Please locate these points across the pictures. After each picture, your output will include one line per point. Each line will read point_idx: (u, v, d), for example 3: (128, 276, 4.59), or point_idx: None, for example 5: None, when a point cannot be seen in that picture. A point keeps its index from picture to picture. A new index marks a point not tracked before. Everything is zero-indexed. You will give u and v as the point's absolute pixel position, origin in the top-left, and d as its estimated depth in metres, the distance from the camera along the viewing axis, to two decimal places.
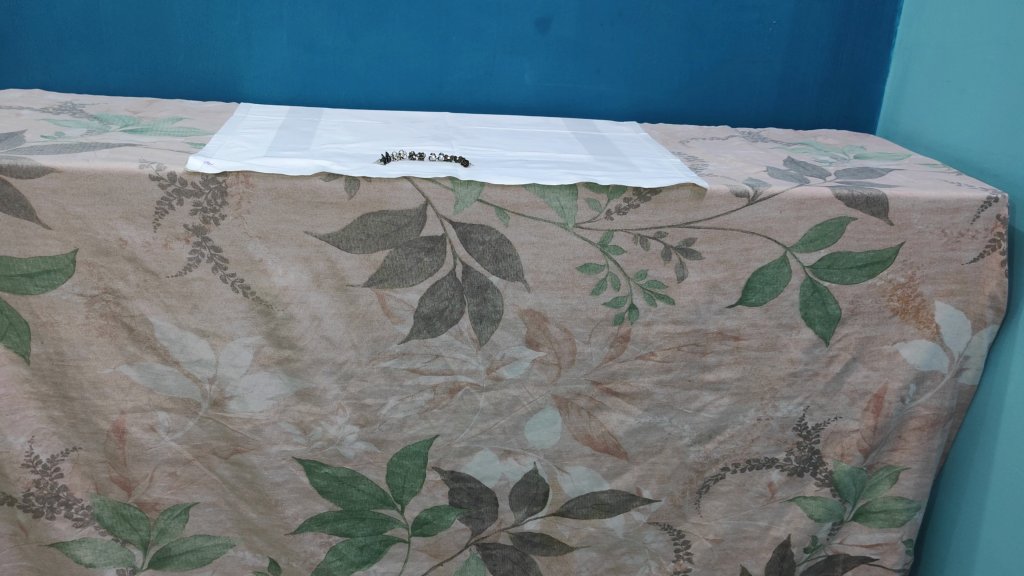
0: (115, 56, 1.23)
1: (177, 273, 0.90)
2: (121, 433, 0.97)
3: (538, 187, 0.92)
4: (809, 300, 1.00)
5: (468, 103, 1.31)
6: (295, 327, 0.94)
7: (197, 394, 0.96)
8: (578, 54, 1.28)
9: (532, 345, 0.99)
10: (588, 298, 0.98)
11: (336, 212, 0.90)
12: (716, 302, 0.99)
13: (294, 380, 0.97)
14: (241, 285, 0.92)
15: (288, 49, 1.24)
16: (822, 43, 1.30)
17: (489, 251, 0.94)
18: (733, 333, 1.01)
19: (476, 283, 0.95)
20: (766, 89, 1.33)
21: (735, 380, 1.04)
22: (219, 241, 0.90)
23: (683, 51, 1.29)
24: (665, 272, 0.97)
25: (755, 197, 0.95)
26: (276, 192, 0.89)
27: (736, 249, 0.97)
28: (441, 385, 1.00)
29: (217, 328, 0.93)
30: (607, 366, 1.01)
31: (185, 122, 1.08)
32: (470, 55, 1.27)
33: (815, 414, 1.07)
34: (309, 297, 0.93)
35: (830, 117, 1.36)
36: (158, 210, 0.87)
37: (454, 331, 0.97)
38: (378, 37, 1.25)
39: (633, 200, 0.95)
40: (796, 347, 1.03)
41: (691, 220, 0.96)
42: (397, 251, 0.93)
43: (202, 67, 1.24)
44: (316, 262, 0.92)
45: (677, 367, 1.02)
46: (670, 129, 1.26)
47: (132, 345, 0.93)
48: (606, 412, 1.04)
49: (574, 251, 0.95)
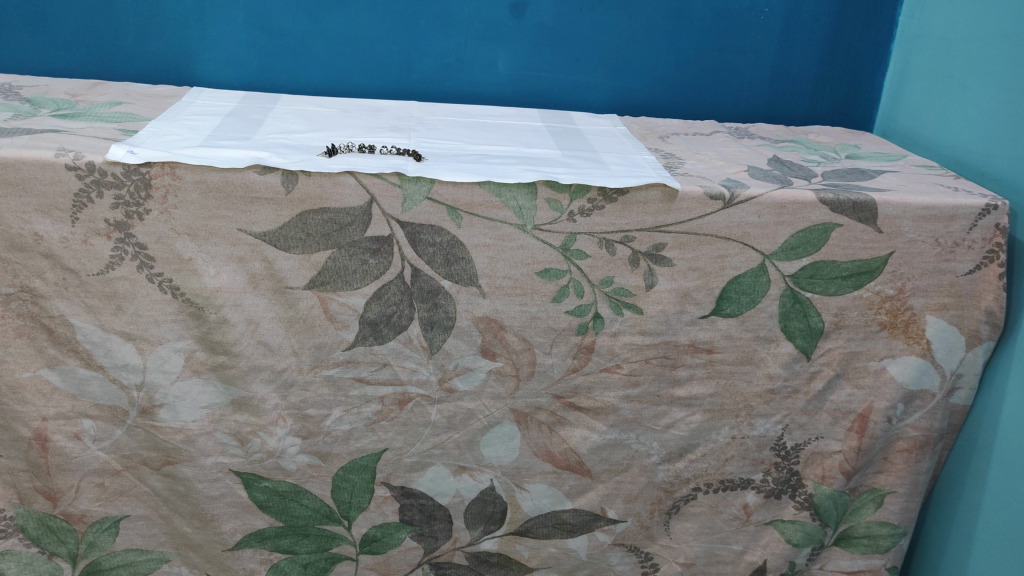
0: (59, 35, 1.15)
1: (99, 272, 0.83)
2: (43, 441, 0.90)
3: (494, 185, 0.85)
4: (789, 312, 0.93)
5: (438, 91, 1.23)
6: (229, 332, 0.87)
7: (124, 402, 0.89)
8: (555, 41, 1.20)
9: (488, 355, 0.92)
10: (549, 306, 0.90)
11: (273, 209, 0.83)
12: (687, 313, 0.92)
13: (230, 388, 0.90)
14: (170, 285, 0.84)
15: (244, 30, 1.17)
16: (817, 33, 1.21)
17: (441, 253, 0.87)
18: (706, 345, 0.94)
19: (426, 288, 0.88)
20: (757, 82, 1.25)
21: (708, 396, 0.96)
22: (144, 237, 0.83)
23: (668, 40, 1.21)
24: (632, 279, 0.90)
25: (731, 200, 0.88)
26: (206, 185, 0.82)
27: (710, 255, 0.90)
28: (390, 396, 0.93)
29: (145, 331, 0.86)
30: (570, 379, 0.94)
31: (124, 106, 1.00)
32: (439, 39, 1.19)
33: (794, 433, 0.99)
34: (244, 300, 0.86)
35: (824, 113, 1.27)
36: (76, 203, 0.80)
37: (403, 339, 0.90)
38: (341, 18, 1.17)
39: (597, 201, 0.87)
40: (775, 362, 0.95)
41: (661, 223, 0.88)
42: (340, 252, 0.86)
43: (153, 48, 1.17)
44: (251, 262, 0.85)
45: (646, 381, 0.95)
46: (652, 123, 1.18)
47: (53, 347, 0.86)
48: (569, 427, 0.97)
49: (533, 255, 0.88)
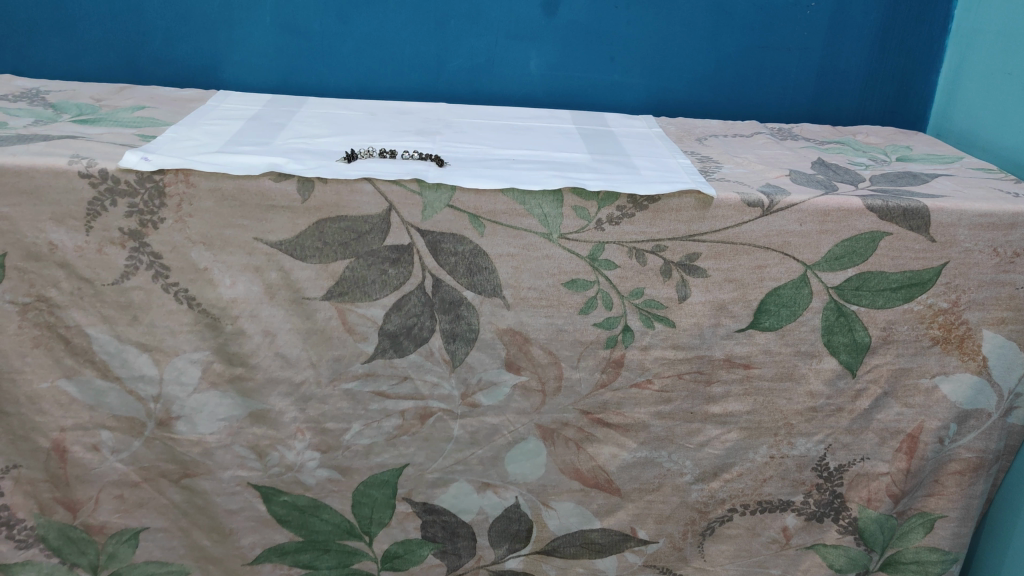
0: (87, 39, 1.14)
1: (114, 282, 0.81)
2: (62, 451, 0.89)
3: (518, 192, 0.81)
4: (833, 326, 0.87)
5: (468, 92, 1.19)
6: (245, 343, 0.85)
7: (142, 413, 0.87)
8: (589, 40, 1.15)
9: (512, 368, 0.88)
10: (576, 318, 0.86)
11: (289, 217, 0.81)
12: (723, 326, 0.87)
13: (247, 401, 0.87)
14: (186, 295, 0.82)
15: (271, 32, 1.13)
16: (868, 28, 1.15)
17: (463, 263, 0.83)
18: (742, 360, 0.89)
19: (448, 299, 0.84)
20: (802, 80, 1.19)
21: (745, 413, 0.91)
22: (158, 246, 0.81)
23: (708, 37, 1.16)
24: (664, 291, 0.85)
25: (770, 207, 0.82)
26: (221, 193, 0.79)
27: (747, 266, 0.85)
28: (411, 410, 0.89)
29: (161, 342, 0.84)
30: (599, 395, 0.90)
31: (147, 111, 0.98)
32: (470, 39, 1.15)
33: (838, 453, 0.94)
34: (260, 310, 0.83)
35: (874, 112, 1.21)
36: (89, 211, 0.79)
37: (424, 351, 0.86)
38: (369, 19, 1.13)
39: (627, 209, 0.82)
40: (818, 378, 0.90)
41: (695, 232, 0.83)
42: (358, 261, 0.83)
43: (180, 51, 1.14)
44: (268, 272, 0.82)
45: (678, 397, 0.90)
46: (689, 124, 1.12)
47: (70, 357, 0.84)
48: (597, 444, 0.92)
49: (559, 265, 0.84)
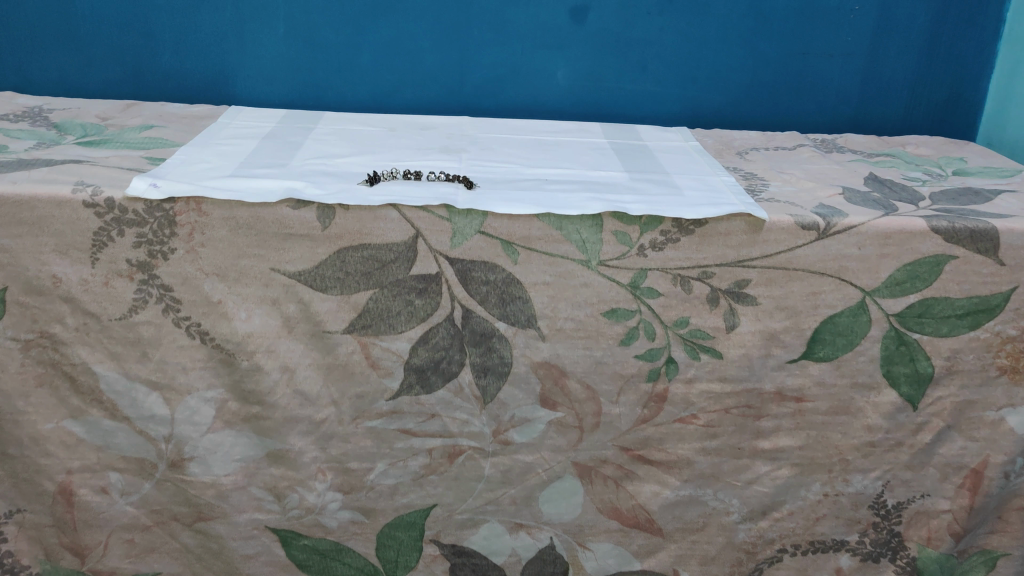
0: (92, 54, 1.08)
1: (121, 316, 0.76)
2: (68, 495, 0.83)
3: (554, 217, 0.75)
4: (893, 355, 0.81)
5: (492, 105, 1.13)
6: (262, 380, 0.79)
7: (152, 454, 0.82)
8: (620, 48, 1.10)
9: (547, 404, 0.82)
10: (616, 349, 0.80)
11: (308, 246, 0.75)
12: (774, 357, 0.81)
13: (265, 441, 0.82)
14: (199, 330, 0.77)
15: (285, 44, 1.08)
16: (915, 32, 1.09)
17: (495, 293, 0.77)
18: (795, 393, 0.82)
19: (478, 331, 0.79)
20: (845, 88, 1.13)
21: (796, 449, 0.85)
22: (169, 278, 0.75)
23: (746, 43, 1.10)
24: (710, 320, 0.79)
25: (827, 230, 0.76)
26: (235, 221, 0.74)
27: (801, 293, 0.78)
28: (438, 449, 0.84)
29: (172, 380, 0.79)
30: (639, 431, 0.84)
31: (155, 130, 0.92)
32: (494, 49, 1.09)
33: (896, 490, 0.87)
34: (278, 345, 0.78)
35: (921, 120, 1.15)
36: (95, 242, 0.73)
37: (453, 387, 0.81)
38: (388, 29, 1.07)
39: (672, 233, 0.76)
40: (875, 412, 0.84)
41: (745, 257, 0.77)
42: (382, 292, 0.77)
43: (189, 66, 1.09)
44: (286, 304, 0.77)
45: (725, 433, 0.84)
46: (727, 136, 1.06)
47: (76, 397, 0.79)
48: (638, 482, 0.86)
49: (598, 294, 0.78)
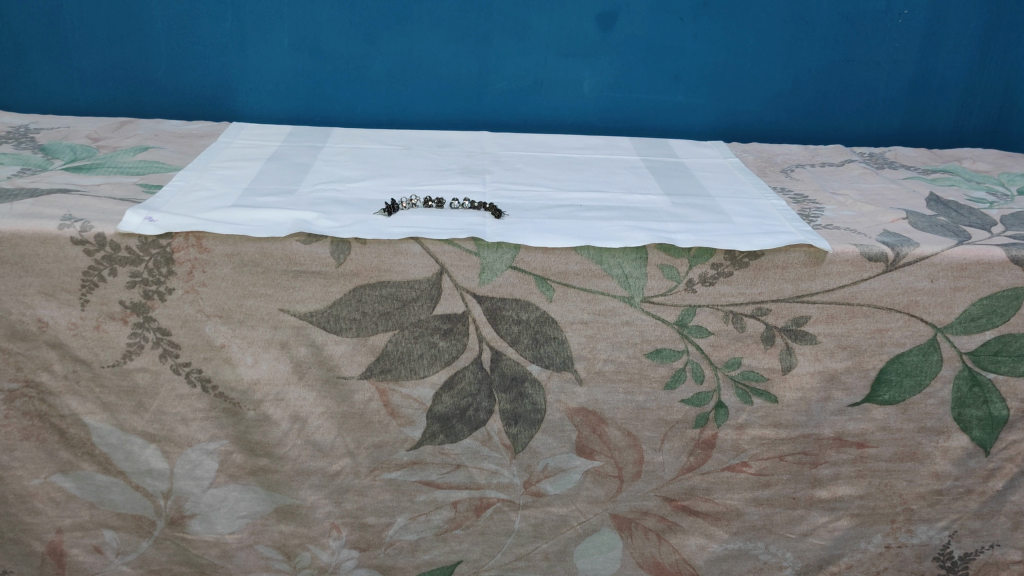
0: (83, 68, 1.00)
1: (115, 363, 0.69)
2: (58, 556, 0.76)
3: (594, 250, 0.67)
4: (965, 397, 0.74)
5: (513, 119, 1.06)
6: (271, 431, 0.72)
7: (150, 511, 0.74)
8: (651, 56, 1.02)
9: (584, 453, 0.75)
10: (660, 394, 0.73)
11: (321, 284, 0.67)
12: (834, 400, 0.73)
13: (273, 495, 0.74)
14: (200, 377, 0.70)
15: (290, 56, 1.00)
16: (966, 38, 1.02)
17: (527, 333, 0.70)
18: (856, 439, 0.75)
19: (509, 374, 0.71)
20: (891, 97, 1.06)
21: (857, 498, 0.78)
22: (166, 321, 0.68)
23: (786, 50, 1.03)
24: (765, 361, 0.71)
25: (895, 261, 0.68)
26: (240, 258, 0.66)
27: (866, 330, 0.70)
28: (464, 502, 0.76)
29: (172, 432, 0.72)
30: (685, 480, 0.76)
31: (151, 152, 0.85)
32: (515, 59, 1.02)
33: (964, 540, 0.80)
34: (287, 393, 0.71)
35: (972, 131, 1.09)
36: (84, 283, 0.66)
37: (480, 435, 0.73)
38: (401, 40, 1.00)
39: (724, 266, 0.68)
40: (944, 458, 0.76)
41: (804, 292, 0.69)
42: (403, 334, 0.69)
43: (187, 80, 1.01)
44: (296, 347, 0.69)
45: (779, 482, 0.76)
46: (767, 152, 0.99)
47: (65, 450, 0.72)
48: (682, 535, 0.79)
49: (642, 334, 0.70)
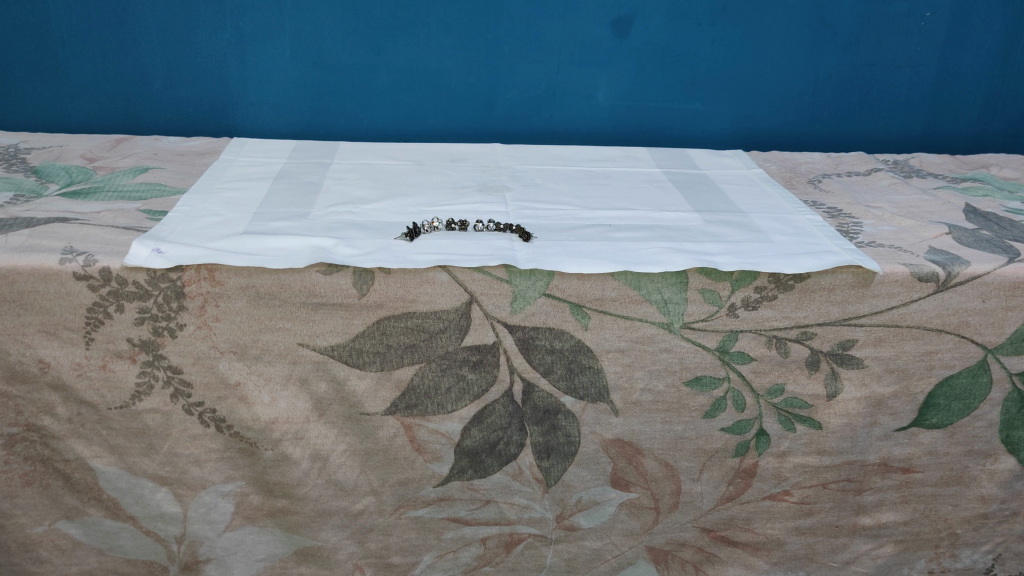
0: (74, 82, 0.96)
1: (123, 405, 0.64)
2: None
3: (632, 275, 0.64)
4: (1014, 419, 0.71)
5: (525, 130, 1.02)
6: (290, 471, 0.68)
7: (162, 557, 0.70)
8: (667, 63, 0.99)
9: (619, 485, 0.71)
10: (699, 422, 0.69)
11: (343, 316, 0.63)
12: (880, 425, 0.70)
13: (293, 537, 0.70)
14: (214, 417, 0.65)
15: (292, 67, 0.96)
16: (989, 40, 0.99)
17: (561, 363, 0.66)
18: (902, 464, 0.72)
19: (542, 406, 0.67)
20: (912, 101, 1.03)
21: (901, 524, 0.75)
22: (177, 359, 0.63)
23: (806, 55, 0.99)
24: (809, 387, 0.68)
25: (947, 281, 0.65)
26: (255, 291, 0.62)
27: (914, 352, 0.67)
28: (494, 538, 0.72)
29: (184, 474, 0.67)
30: (723, 510, 0.73)
31: (152, 173, 0.80)
32: (527, 67, 0.98)
33: (1007, 563, 0.78)
34: (307, 432, 0.67)
35: (993, 136, 1.06)
36: (89, 320, 0.62)
37: (511, 470, 0.69)
38: (408, 48, 0.95)
39: (768, 289, 0.65)
40: (990, 481, 0.74)
41: (851, 315, 0.66)
42: (430, 367, 0.65)
43: (185, 94, 0.96)
44: (316, 383, 0.65)
45: (822, 510, 0.73)
46: (790, 160, 0.96)
47: (70, 496, 0.67)
48: (720, 566, 0.75)
49: (681, 361, 0.67)
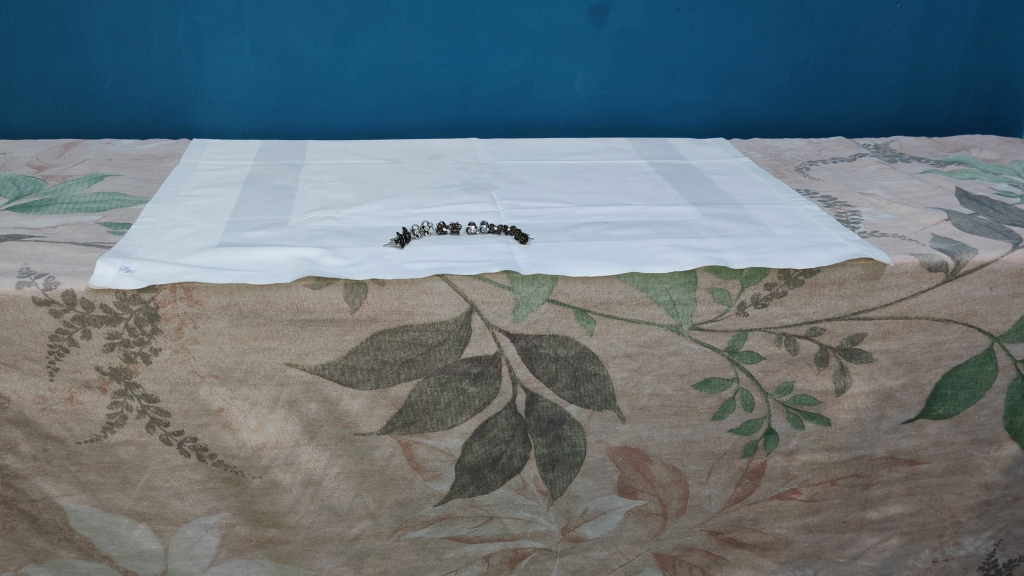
0: (14, 84, 0.88)
1: (93, 439, 0.59)
2: None
3: (638, 276, 0.61)
4: (1018, 406, 0.70)
5: (501, 123, 0.98)
6: (280, 499, 0.63)
7: None
8: (646, 50, 0.96)
9: (626, 493, 0.69)
10: (707, 425, 0.67)
11: (334, 332, 0.59)
12: (888, 419, 0.69)
13: (284, 567, 0.66)
14: (195, 446, 0.60)
15: (254, 62, 0.90)
16: (962, 20, 0.99)
17: (566, 371, 0.63)
18: (908, 456, 0.71)
19: (546, 417, 0.64)
20: (889, 84, 1.02)
21: (907, 516, 0.74)
22: (152, 386, 0.58)
23: (785, 39, 0.97)
24: (818, 383, 0.66)
25: (955, 270, 0.64)
26: (237, 310, 0.57)
27: (923, 343, 0.66)
28: (497, 555, 0.69)
29: (164, 509, 0.62)
30: (732, 512, 0.71)
31: (109, 181, 0.74)
32: (502, 57, 0.94)
33: (1009, 548, 0.77)
34: (298, 456, 0.62)
35: (967, 117, 1.05)
36: (52, 349, 0.56)
37: (515, 484, 0.66)
38: (377, 40, 0.90)
39: (777, 286, 0.63)
40: (994, 468, 0.73)
41: (861, 308, 0.64)
42: (428, 382, 0.61)
43: (137, 93, 0.90)
44: (306, 405, 0.61)
45: (830, 507, 0.72)
46: (774, 147, 0.94)
47: (38, 539, 0.62)
48: (728, 569, 0.73)
49: (690, 364, 0.64)
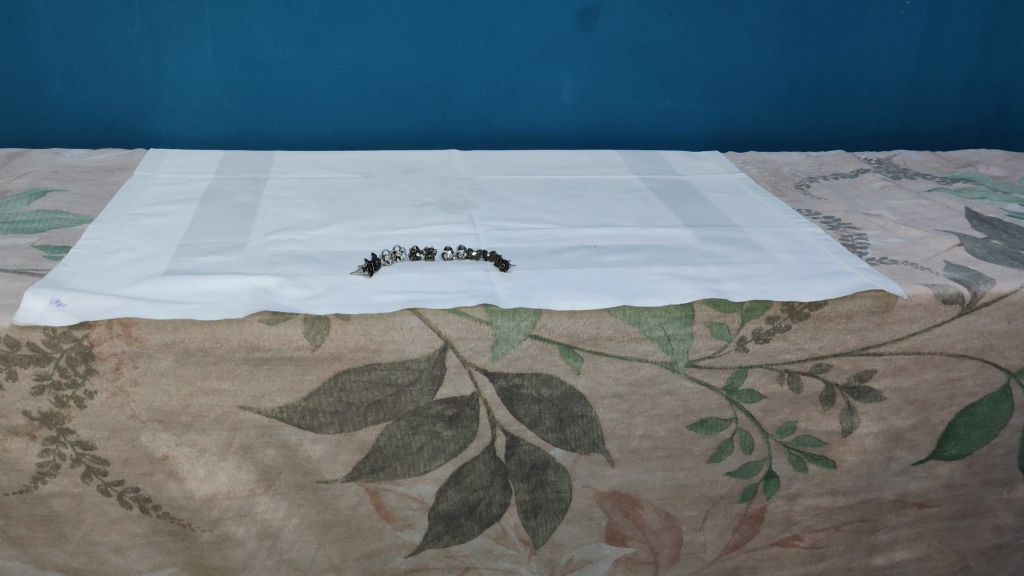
0: None
1: (22, 490, 0.53)
2: None
3: (629, 309, 0.55)
4: None
5: (483, 133, 0.92)
6: (234, 553, 0.57)
7: None
8: (636, 57, 0.90)
9: (615, 540, 0.63)
10: (703, 468, 0.61)
11: (293, 372, 0.53)
12: (897, 460, 0.64)
13: None
14: (138, 497, 0.54)
15: (217, 67, 0.84)
16: (968, 29, 0.94)
17: (550, 412, 0.57)
18: (918, 499, 0.66)
19: (528, 462, 0.59)
20: (890, 95, 0.97)
21: (914, 562, 0.69)
22: (88, 433, 0.52)
23: (783, 47, 0.92)
24: (823, 424, 0.61)
25: (973, 302, 0.59)
26: (182, 348, 0.51)
27: (935, 381, 0.61)
28: None
29: (104, 565, 0.56)
30: (728, 560, 0.66)
31: (52, 197, 0.68)
32: (483, 64, 0.88)
33: None
34: (253, 507, 0.56)
35: (970, 130, 1.01)
36: None
37: (494, 533, 0.60)
38: (350, 44, 0.85)
39: (781, 319, 0.57)
40: (1007, 511, 0.68)
41: (871, 343, 0.59)
42: (398, 425, 0.56)
43: (90, 98, 0.83)
44: (262, 451, 0.55)
45: (834, 554, 0.67)
46: (771, 161, 0.89)
47: None
48: None
49: (685, 404, 0.59)
